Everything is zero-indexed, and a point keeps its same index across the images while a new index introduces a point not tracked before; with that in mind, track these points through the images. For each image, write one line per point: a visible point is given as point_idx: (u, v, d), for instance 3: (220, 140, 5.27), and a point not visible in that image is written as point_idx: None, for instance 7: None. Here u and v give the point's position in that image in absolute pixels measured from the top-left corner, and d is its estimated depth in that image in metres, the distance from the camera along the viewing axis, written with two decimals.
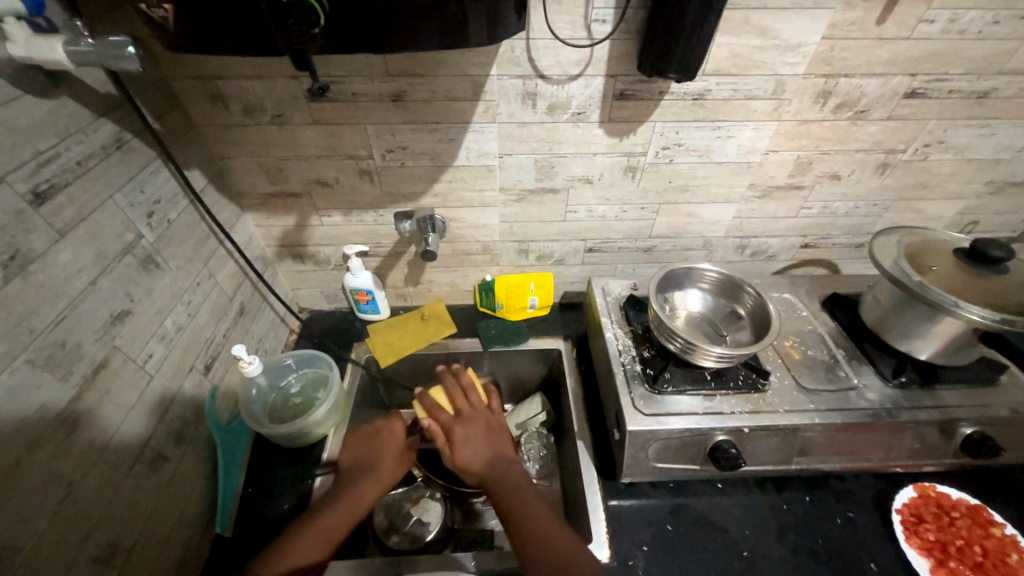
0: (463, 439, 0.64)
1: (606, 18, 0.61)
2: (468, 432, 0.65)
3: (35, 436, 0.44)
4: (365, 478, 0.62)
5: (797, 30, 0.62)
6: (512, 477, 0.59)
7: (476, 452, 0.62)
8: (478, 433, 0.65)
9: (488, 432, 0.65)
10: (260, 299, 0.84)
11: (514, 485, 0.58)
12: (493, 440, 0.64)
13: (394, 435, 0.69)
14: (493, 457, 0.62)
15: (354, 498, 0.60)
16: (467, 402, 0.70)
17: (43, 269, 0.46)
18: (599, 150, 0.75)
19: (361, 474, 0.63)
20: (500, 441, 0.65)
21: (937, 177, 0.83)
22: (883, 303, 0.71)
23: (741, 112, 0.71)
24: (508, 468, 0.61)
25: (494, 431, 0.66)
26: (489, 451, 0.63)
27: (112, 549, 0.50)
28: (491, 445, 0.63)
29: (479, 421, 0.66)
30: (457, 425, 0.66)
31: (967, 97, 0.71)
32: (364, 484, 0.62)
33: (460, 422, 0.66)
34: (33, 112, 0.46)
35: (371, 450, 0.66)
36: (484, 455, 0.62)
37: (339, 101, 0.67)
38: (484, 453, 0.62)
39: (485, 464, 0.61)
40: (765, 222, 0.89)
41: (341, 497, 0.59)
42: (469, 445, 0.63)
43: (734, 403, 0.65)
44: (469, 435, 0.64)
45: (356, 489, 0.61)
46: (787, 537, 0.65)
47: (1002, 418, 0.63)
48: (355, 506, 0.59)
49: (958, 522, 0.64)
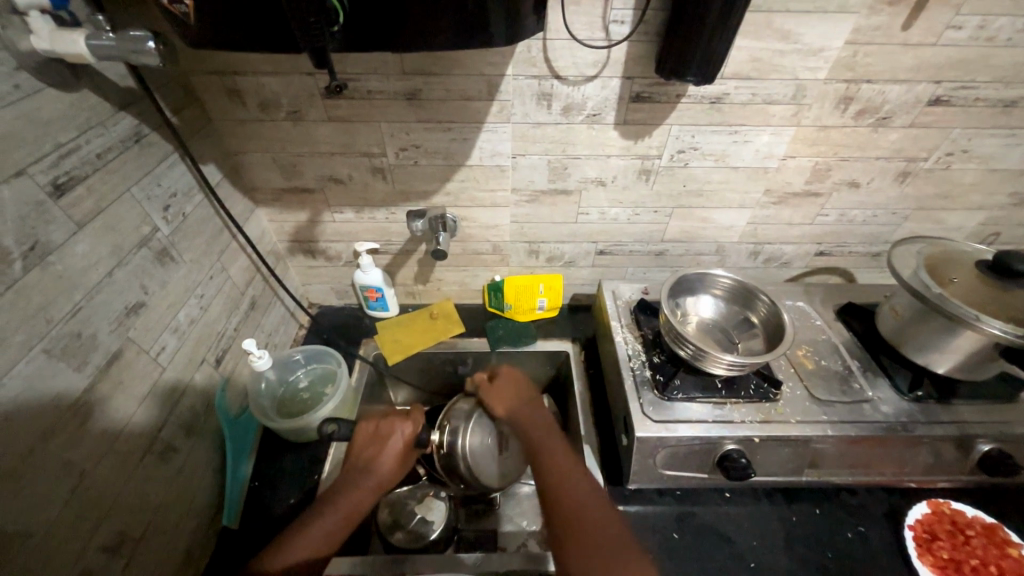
0: (507, 384, 0.70)
1: (624, 19, 0.60)
2: (509, 379, 0.71)
3: (50, 424, 0.44)
4: (362, 478, 0.60)
5: (820, 35, 0.61)
6: (540, 428, 0.62)
7: (512, 395, 0.69)
8: (518, 381, 0.71)
9: (523, 385, 0.70)
10: (271, 293, 0.85)
11: (544, 430, 0.62)
12: (524, 394, 0.69)
13: (402, 434, 0.65)
14: (523, 402, 0.67)
15: (354, 499, 0.58)
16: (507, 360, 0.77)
17: (60, 260, 0.46)
18: (614, 153, 0.74)
19: (359, 476, 0.60)
20: (530, 389, 0.70)
21: (959, 187, 0.81)
22: (900, 315, 0.69)
23: (759, 116, 0.70)
24: (537, 417, 0.64)
25: (529, 386, 0.71)
26: (521, 399, 0.68)
27: (121, 539, 0.51)
28: (523, 394, 0.69)
29: (519, 369, 0.73)
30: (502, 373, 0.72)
31: (994, 105, 0.69)
32: (364, 486, 0.60)
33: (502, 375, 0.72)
34: (55, 104, 0.47)
35: (374, 450, 0.63)
36: (518, 403, 0.67)
37: (355, 99, 0.67)
38: (517, 398, 0.68)
39: (518, 412, 0.66)
40: (779, 229, 0.88)
41: (340, 498, 0.58)
42: (509, 390, 0.69)
43: (744, 412, 0.64)
44: (507, 385, 0.70)
45: (356, 490, 0.59)
46: (795, 550, 0.64)
47: (1020, 436, 0.62)
48: (354, 509, 0.57)
49: (973, 540, 0.62)
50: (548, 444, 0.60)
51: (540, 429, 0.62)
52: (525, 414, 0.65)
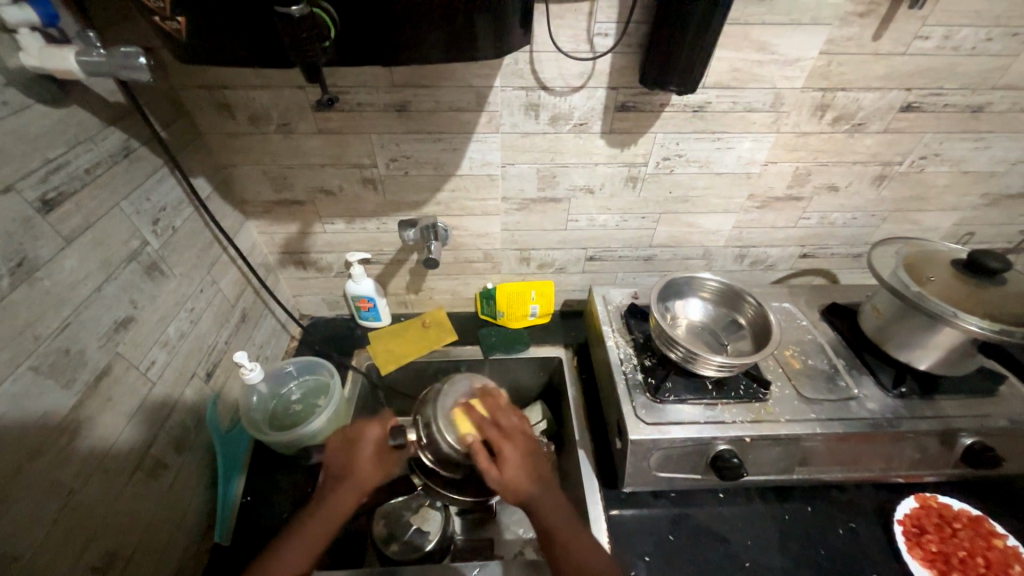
0: (511, 460, 0.56)
1: (608, 32, 0.62)
2: (512, 446, 0.58)
3: (37, 443, 0.44)
4: (338, 482, 0.58)
5: (795, 45, 0.64)
6: (549, 500, 0.56)
7: (520, 464, 0.57)
8: (520, 448, 0.58)
9: (529, 449, 0.59)
10: (262, 305, 0.85)
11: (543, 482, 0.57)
12: (529, 458, 0.58)
13: (370, 438, 0.62)
14: (532, 474, 0.57)
15: (331, 504, 0.57)
16: (505, 412, 0.61)
17: (49, 276, 0.46)
18: (601, 160, 0.76)
19: (336, 480, 0.59)
20: (535, 450, 0.60)
21: (933, 189, 0.84)
22: (881, 314, 0.71)
23: (740, 124, 0.72)
24: (536, 480, 0.57)
25: (533, 446, 0.60)
26: (527, 468, 0.57)
27: (110, 559, 0.50)
28: (532, 463, 0.58)
29: (517, 428, 0.60)
30: (501, 442, 0.58)
31: (962, 111, 0.72)
32: (341, 488, 0.58)
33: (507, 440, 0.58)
34: (43, 121, 0.46)
35: (348, 453, 0.61)
36: (526, 475, 0.57)
37: (345, 112, 0.68)
38: (527, 473, 0.57)
39: (525, 486, 0.56)
40: (764, 233, 0.90)
41: (318, 504, 0.57)
42: (518, 465, 0.57)
43: (735, 413, 0.65)
44: (516, 457, 0.57)
45: (333, 495, 0.57)
46: (789, 547, 0.65)
47: (1001, 428, 0.64)
48: (334, 512, 0.56)
49: (959, 533, 0.64)
50: (548, 497, 0.56)
51: (541, 487, 0.57)
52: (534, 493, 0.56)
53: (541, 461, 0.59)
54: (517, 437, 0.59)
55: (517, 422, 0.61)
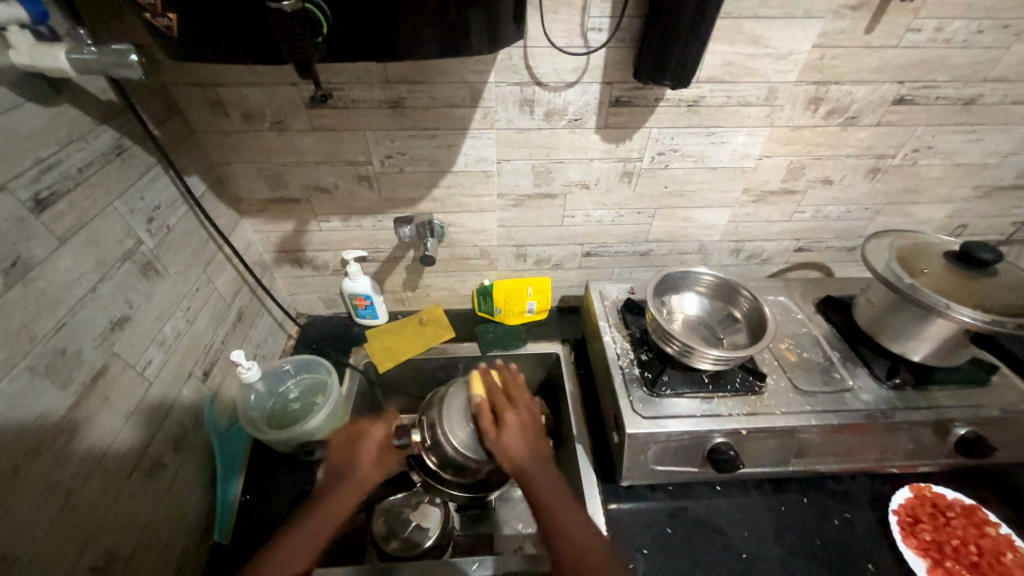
0: (512, 425, 0.60)
1: (602, 27, 0.62)
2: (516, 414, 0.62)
3: (35, 443, 0.44)
4: (340, 481, 0.59)
5: (788, 39, 0.64)
6: (544, 474, 0.57)
7: (520, 435, 0.60)
8: (523, 421, 0.62)
9: (532, 424, 0.62)
10: (258, 304, 0.84)
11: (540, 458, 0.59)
12: (531, 433, 0.61)
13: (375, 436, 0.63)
14: (530, 448, 0.59)
15: (333, 502, 0.57)
16: (519, 386, 0.66)
17: (43, 275, 0.46)
18: (596, 156, 0.76)
19: (338, 478, 0.59)
20: (538, 426, 0.62)
21: (927, 182, 0.84)
22: (875, 306, 0.72)
23: (734, 118, 0.72)
24: (535, 455, 0.59)
25: (537, 423, 0.63)
26: (528, 441, 0.60)
27: (110, 558, 0.50)
28: (532, 437, 0.61)
29: (526, 402, 0.64)
30: (507, 408, 0.62)
31: (955, 103, 0.73)
32: (343, 487, 0.58)
33: (512, 409, 0.62)
34: (34, 120, 0.46)
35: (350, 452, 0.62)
36: (524, 445, 0.59)
37: (339, 108, 0.67)
38: (525, 442, 0.59)
39: (522, 456, 0.58)
40: (759, 227, 0.90)
41: (319, 501, 0.57)
42: (517, 432, 0.60)
43: (731, 406, 0.65)
44: (516, 425, 0.61)
45: (336, 493, 0.58)
46: (785, 537, 0.66)
47: (994, 418, 0.64)
48: (335, 510, 0.56)
49: (953, 521, 0.64)
50: (545, 473, 0.57)
51: (538, 463, 0.58)
52: (530, 464, 0.57)
53: (542, 439, 0.62)
54: (521, 408, 0.64)
55: (527, 397, 0.65)
